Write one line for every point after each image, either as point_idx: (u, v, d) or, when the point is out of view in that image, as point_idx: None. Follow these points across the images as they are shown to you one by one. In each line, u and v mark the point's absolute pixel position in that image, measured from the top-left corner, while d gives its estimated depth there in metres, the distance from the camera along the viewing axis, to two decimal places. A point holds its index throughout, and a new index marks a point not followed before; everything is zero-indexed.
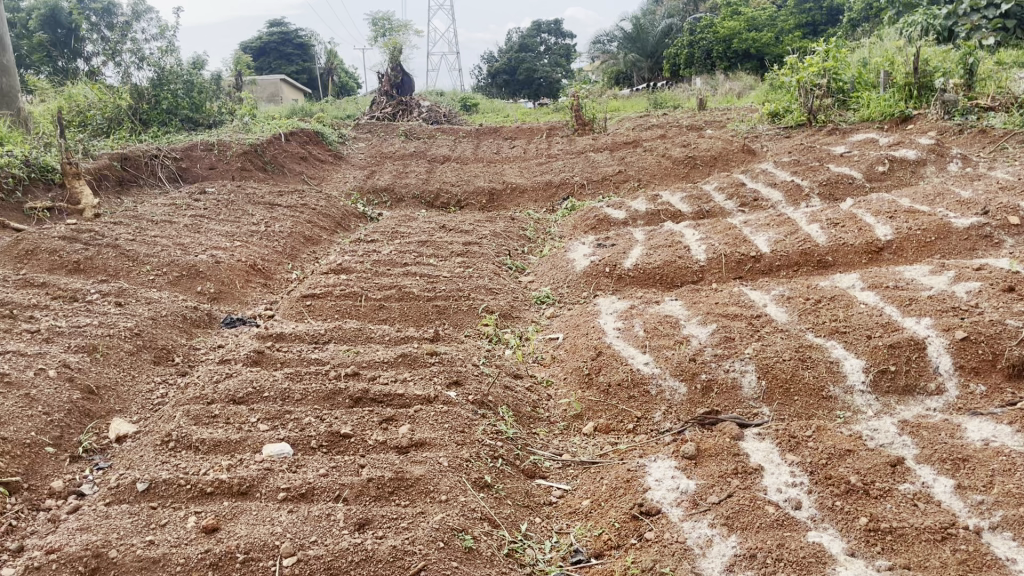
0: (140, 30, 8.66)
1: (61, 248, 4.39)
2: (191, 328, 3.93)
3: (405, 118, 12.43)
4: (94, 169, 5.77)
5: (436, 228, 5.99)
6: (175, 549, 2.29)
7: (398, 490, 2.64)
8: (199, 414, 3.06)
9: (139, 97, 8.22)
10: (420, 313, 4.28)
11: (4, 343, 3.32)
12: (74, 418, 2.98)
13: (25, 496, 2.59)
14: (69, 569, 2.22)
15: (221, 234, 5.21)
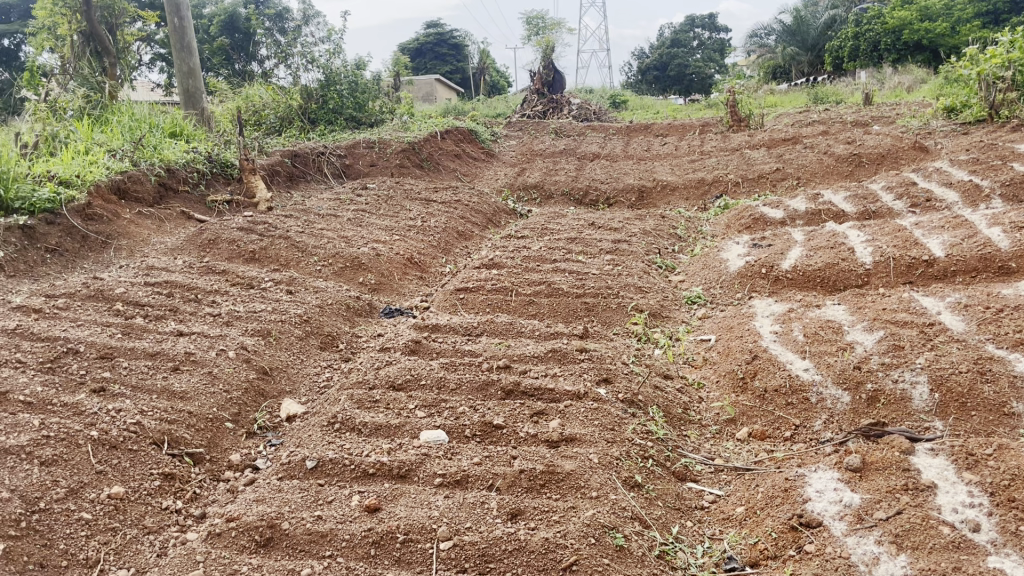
0: (310, 33, 9.18)
1: (239, 238, 4.72)
2: (353, 317, 4.12)
3: (556, 116, 12.53)
4: (268, 165, 6.16)
5: (586, 225, 6.00)
6: (341, 526, 2.41)
7: (550, 484, 2.67)
8: (362, 399, 3.21)
9: (308, 97, 8.69)
10: (570, 309, 4.30)
11: (191, 324, 3.60)
12: (250, 397, 3.20)
13: (208, 466, 2.79)
14: (246, 538, 2.38)
15: (381, 228, 5.43)
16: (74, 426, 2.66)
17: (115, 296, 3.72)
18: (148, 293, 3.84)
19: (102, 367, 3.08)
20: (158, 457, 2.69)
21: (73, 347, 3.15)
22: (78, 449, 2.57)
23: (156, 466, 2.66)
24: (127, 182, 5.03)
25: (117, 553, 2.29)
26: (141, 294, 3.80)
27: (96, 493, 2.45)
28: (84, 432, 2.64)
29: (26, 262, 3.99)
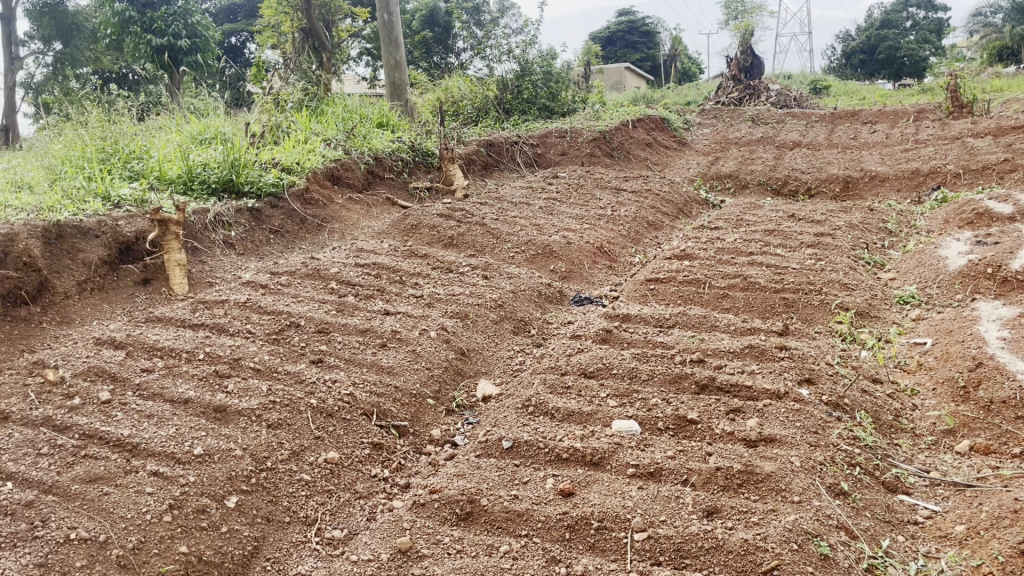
0: (506, 25, 9.36)
1: (439, 224, 4.91)
2: (545, 303, 4.18)
3: (753, 103, 12.07)
4: (465, 154, 6.37)
5: (785, 217, 5.74)
6: (537, 507, 2.45)
7: (748, 483, 2.58)
8: (554, 384, 3.24)
9: (503, 87, 8.93)
10: (767, 304, 4.14)
11: (396, 304, 3.80)
12: (449, 375, 3.34)
13: (411, 439, 2.93)
14: (448, 510, 2.48)
15: (572, 216, 5.48)
16: (295, 393, 2.88)
17: (329, 275, 4.00)
18: (357, 273, 4.09)
19: (320, 340, 3.32)
20: (368, 427, 2.87)
21: (294, 321, 3.42)
22: (299, 414, 2.78)
23: (366, 436, 2.83)
24: (340, 170, 5.39)
25: (332, 514, 2.46)
26: (351, 274, 4.05)
27: (314, 457, 2.64)
28: (305, 399, 2.86)
29: (253, 242, 4.36)
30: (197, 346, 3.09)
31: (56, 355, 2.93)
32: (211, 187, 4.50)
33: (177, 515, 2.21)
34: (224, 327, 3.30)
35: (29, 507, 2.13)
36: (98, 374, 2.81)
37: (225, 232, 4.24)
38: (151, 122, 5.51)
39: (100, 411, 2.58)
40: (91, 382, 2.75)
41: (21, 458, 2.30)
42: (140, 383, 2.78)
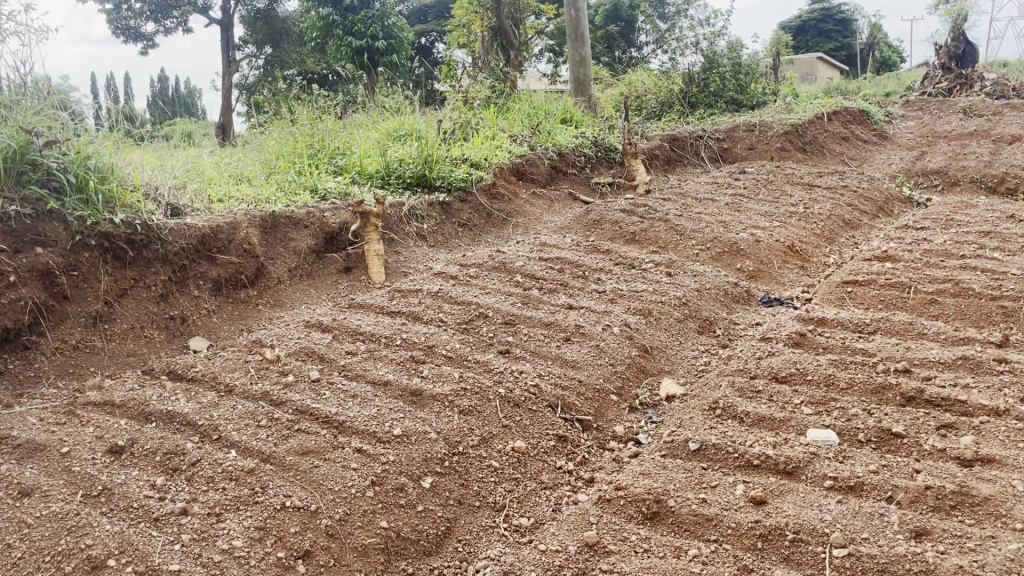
0: (694, 18, 9.15)
1: (622, 220, 4.87)
2: (731, 303, 4.03)
3: (963, 94, 11.13)
4: (649, 149, 6.30)
5: (1003, 217, 5.24)
6: (726, 512, 2.34)
7: (963, 506, 2.34)
8: (743, 388, 3.08)
9: (690, 81, 8.70)
10: (983, 313, 3.79)
11: (580, 299, 3.80)
12: (632, 372, 3.24)
13: (595, 434, 2.86)
14: (633, 509, 2.41)
15: (760, 214, 5.27)
16: (485, 381, 2.96)
17: (515, 269, 4.07)
18: (542, 267, 4.15)
19: (506, 332, 3.38)
20: (552, 419, 2.85)
21: (483, 312, 3.51)
22: (488, 402, 2.84)
23: (552, 428, 2.81)
24: (525, 165, 5.49)
25: (520, 502, 2.49)
26: (536, 268, 4.11)
27: (502, 445, 2.68)
28: (494, 388, 2.91)
29: (443, 235, 4.53)
30: (395, 332, 3.25)
31: (271, 335, 3.18)
32: (405, 181, 4.71)
33: (379, 491, 2.33)
34: (419, 315, 3.45)
35: (250, 474, 2.29)
36: (308, 354, 3.02)
37: (418, 225, 4.43)
38: (352, 120, 5.85)
39: (310, 389, 2.77)
40: (302, 362, 2.96)
41: (243, 428, 2.50)
42: (344, 364, 2.96)
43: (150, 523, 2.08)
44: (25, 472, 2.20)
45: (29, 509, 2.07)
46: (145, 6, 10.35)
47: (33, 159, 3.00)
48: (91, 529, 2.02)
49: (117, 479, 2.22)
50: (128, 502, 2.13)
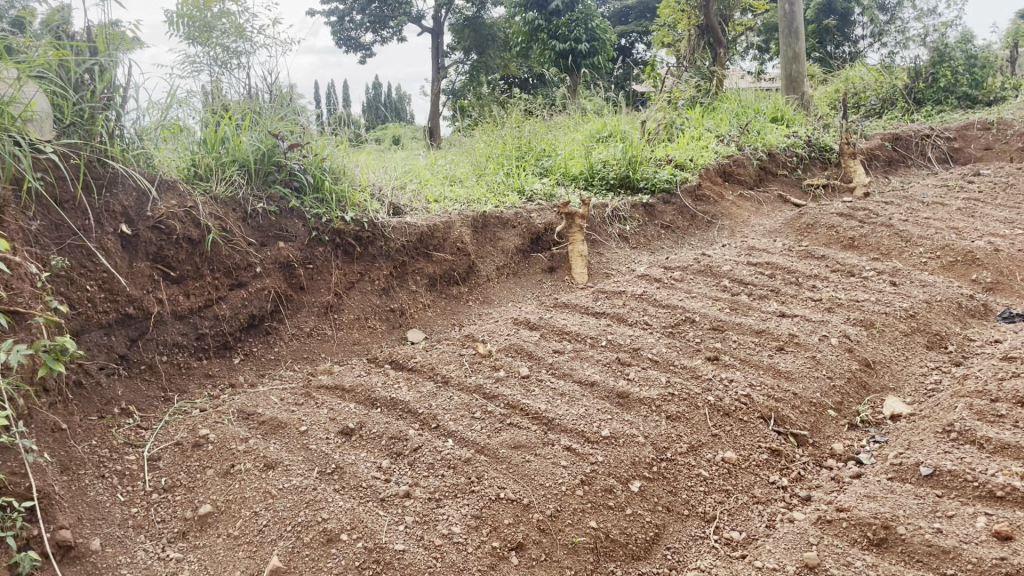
0: (923, 9, 8.51)
1: (839, 224, 4.60)
2: (966, 317, 3.68)
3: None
4: (868, 149, 5.93)
5: None
6: (966, 546, 2.11)
7: None
8: (983, 410, 2.75)
9: (916, 76, 8.08)
10: None
11: (793, 307, 3.63)
12: (852, 387, 3.04)
13: (811, 451, 2.72)
14: (858, 532, 2.25)
15: (999, 220, 4.78)
16: (694, 388, 2.88)
17: (723, 273, 3.95)
18: (751, 272, 4.00)
19: (715, 338, 3.28)
20: (765, 431, 2.73)
21: (690, 316, 3.43)
22: (697, 410, 2.76)
23: (765, 440, 2.69)
24: (733, 166, 5.32)
25: (731, 514, 2.39)
26: (745, 273, 3.97)
27: (712, 454, 2.59)
28: (703, 395, 2.84)
29: (646, 236, 4.49)
30: (601, 333, 3.25)
31: (482, 331, 3.28)
32: (610, 182, 4.69)
33: (588, 490, 2.32)
34: (624, 317, 3.44)
35: (466, 463, 2.38)
36: (517, 351, 3.09)
37: (621, 226, 4.42)
38: (558, 121, 5.93)
39: (520, 385, 2.83)
40: (511, 358, 3.04)
41: (459, 419, 2.60)
42: (552, 362, 3.01)
43: (377, 503, 2.21)
44: (270, 447, 2.42)
45: (273, 480, 2.27)
46: (365, 18, 11.05)
47: (279, 161, 3.29)
48: (327, 504, 2.18)
49: (348, 459, 2.38)
50: (358, 481, 2.28)
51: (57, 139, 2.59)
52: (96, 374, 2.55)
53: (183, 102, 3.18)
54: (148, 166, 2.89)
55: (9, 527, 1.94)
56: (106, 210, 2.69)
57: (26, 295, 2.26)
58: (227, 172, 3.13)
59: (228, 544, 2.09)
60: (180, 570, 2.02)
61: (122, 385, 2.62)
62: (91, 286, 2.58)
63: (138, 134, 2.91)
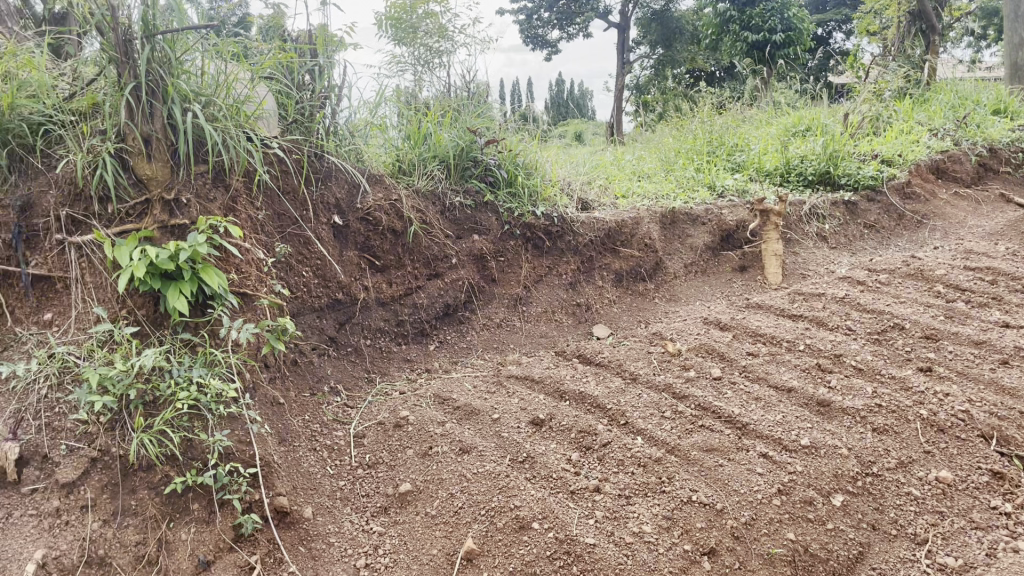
0: None
1: None
2: None
3: None
4: None
5: None
6: None
7: None
8: None
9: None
10: None
11: (1019, 317, 3.30)
12: None
13: None
14: None
15: None
16: (904, 400, 2.68)
17: (935, 277, 3.65)
18: (969, 277, 3.67)
19: (927, 347, 3.04)
20: (985, 451, 2.46)
21: (898, 323, 3.20)
22: (908, 424, 2.57)
23: (985, 462, 2.42)
24: (946, 162, 4.95)
25: (945, 538, 2.17)
26: (961, 278, 3.64)
27: (924, 473, 2.39)
28: (914, 409, 2.63)
29: (847, 236, 4.24)
30: (798, 336, 3.11)
31: (672, 329, 3.23)
32: (807, 178, 4.47)
33: (786, 501, 2.21)
34: (824, 321, 3.26)
35: (657, 463, 2.34)
36: (708, 351, 3.01)
37: (820, 225, 4.19)
38: (750, 114, 5.73)
39: (712, 386, 2.76)
40: (702, 358, 2.96)
41: (649, 417, 2.57)
42: (745, 365, 2.91)
43: (568, 494, 2.22)
44: (465, 432, 2.50)
45: (469, 465, 2.34)
46: (553, 15, 11.19)
47: (476, 156, 3.39)
48: (520, 491, 2.22)
49: (539, 449, 2.41)
50: (549, 471, 2.30)
51: (282, 135, 2.81)
52: (309, 354, 2.74)
53: (390, 101, 3.36)
54: (358, 160, 3.08)
55: (236, 490, 2.13)
56: (322, 201, 2.89)
57: (254, 278, 2.48)
58: (429, 167, 3.28)
59: (427, 523, 2.19)
60: (382, 543, 2.16)
61: (330, 365, 2.80)
62: (307, 272, 2.78)
63: (350, 131, 3.10)
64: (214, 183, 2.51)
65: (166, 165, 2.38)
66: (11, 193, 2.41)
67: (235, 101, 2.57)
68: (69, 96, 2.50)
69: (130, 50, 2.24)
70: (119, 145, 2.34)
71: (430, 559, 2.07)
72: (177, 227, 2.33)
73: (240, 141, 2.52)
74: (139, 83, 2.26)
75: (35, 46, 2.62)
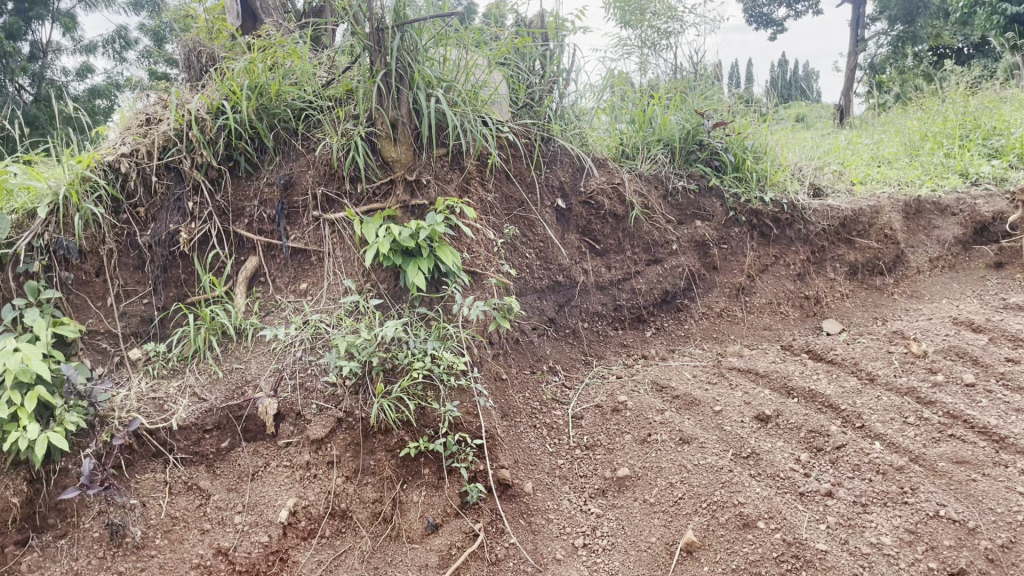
0: None
1: None
2: None
3: None
4: None
5: None
6: None
7: None
8: None
9: None
10: None
11: None
12: None
13: None
14: None
15: None
16: None
17: None
18: None
19: None
20: None
21: None
22: None
23: None
24: None
25: None
26: None
27: None
28: None
29: None
30: None
31: (915, 328, 2.99)
32: None
33: None
34: None
35: (899, 471, 2.17)
36: (958, 354, 2.75)
37: None
38: (1008, 93, 5.19)
39: (962, 393, 2.52)
40: (952, 362, 2.71)
41: (889, 421, 2.39)
42: (1004, 372, 2.63)
43: (796, 496, 2.12)
44: (685, 422, 2.42)
45: (689, 456, 2.28)
46: None
47: (702, 140, 3.31)
48: (743, 487, 2.13)
49: (765, 446, 2.31)
50: (776, 470, 2.20)
51: (513, 119, 2.87)
52: (529, 333, 2.78)
53: (616, 84, 3.39)
54: (583, 144, 3.09)
55: (463, 459, 2.21)
56: (547, 184, 2.94)
57: (483, 258, 2.56)
58: (652, 151, 3.26)
59: (645, 510, 2.17)
60: (600, 525, 2.17)
61: (549, 345, 2.83)
62: (530, 254, 2.82)
63: (576, 114, 3.13)
64: (451, 165, 2.62)
65: (409, 148, 2.53)
66: (277, 172, 2.66)
67: (473, 86, 2.67)
68: (327, 82, 2.72)
69: (381, 39, 2.37)
70: (369, 129, 2.52)
71: (649, 546, 2.06)
72: (417, 207, 2.48)
73: (476, 125, 2.61)
74: (389, 70, 2.40)
75: (299, 37, 2.86)
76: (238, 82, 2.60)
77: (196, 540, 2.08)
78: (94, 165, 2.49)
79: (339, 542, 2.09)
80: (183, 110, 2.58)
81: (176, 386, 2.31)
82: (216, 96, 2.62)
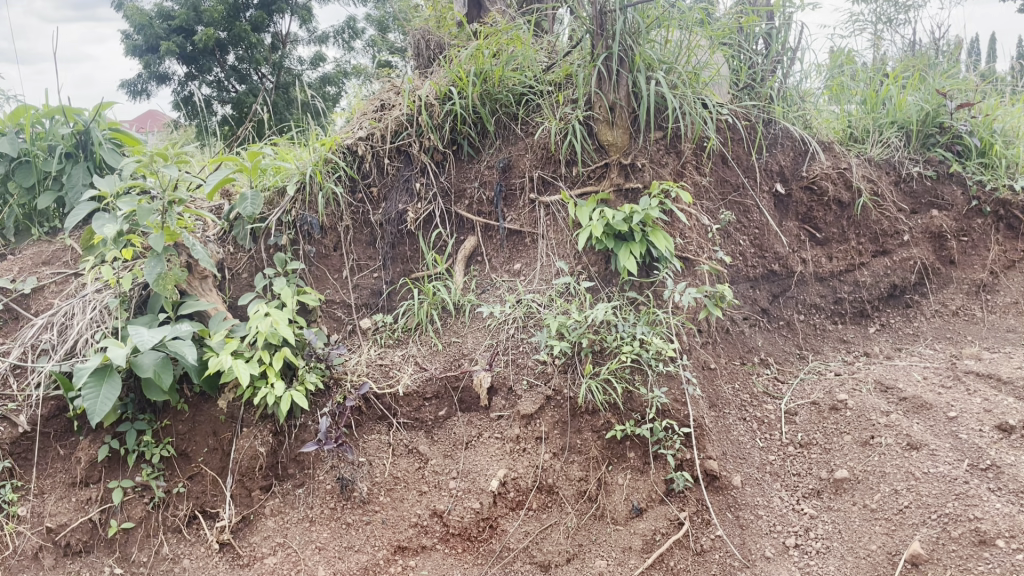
0: None
1: None
2: None
3: None
4: None
5: None
6: None
7: None
8: None
9: None
10: None
11: None
12: None
13: None
14: None
15: None
16: None
17: None
18: None
19: None
20: None
21: None
22: None
23: None
24: None
25: None
26: None
27: None
28: None
29: None
30: None
31: None
32: None
33: None
34: None
35: None
36: None
37: None
38: None
39: None
40: None
41: None
42: None
43: None
44: (914, 426, 2.25)
45: (918, 463, 2.11)
46: None
47: (943, 122, 3.06)
48: (981, 502, 1.95)
49: (1008, 458, 2.08)
50: (1020, 486, 1.98)
51: (733, 101, 2.80)
52: (740, 323, 2.69)
53: (846, 64, 3.23)
54: (806, 126, 2.95)
55: (669, 446, 2.17)
56: (766, 168, 2.82)
57: (696, 244, 2.51)
58: (885, 134, 3.07)
59: (865, 516, 2.05)
60: (814, 527, 2.09)
61: (761, 337, 2.72)
62: (744, 241, 2.71)
63: (801, 95, 2.99)
64: (667, 149, 2.59)
65: (626, 131, 2.52)
66: (497, 156, 2.76)
67: (694, 67, 2.63)
68: (547, 66, 2.78)
69: (603, 22, 2.40)
70: (588, 112, 2.54)
71: (868, 554, 1.95)
72: (631, 190, 2.48)
73: (696, 107, 2.56)
74: (610, 52, 2.42)
75: (523, 23, 2.93)
76: (464, 68, 2.72)
77: (414, 500, 2.22)
78: (336, 148, 2.73)
79: (546, 516, 2.16)
80: (414, 96, 2.74)
81: (400, 354, 2.48)
82: (444, 81, 2.75)
